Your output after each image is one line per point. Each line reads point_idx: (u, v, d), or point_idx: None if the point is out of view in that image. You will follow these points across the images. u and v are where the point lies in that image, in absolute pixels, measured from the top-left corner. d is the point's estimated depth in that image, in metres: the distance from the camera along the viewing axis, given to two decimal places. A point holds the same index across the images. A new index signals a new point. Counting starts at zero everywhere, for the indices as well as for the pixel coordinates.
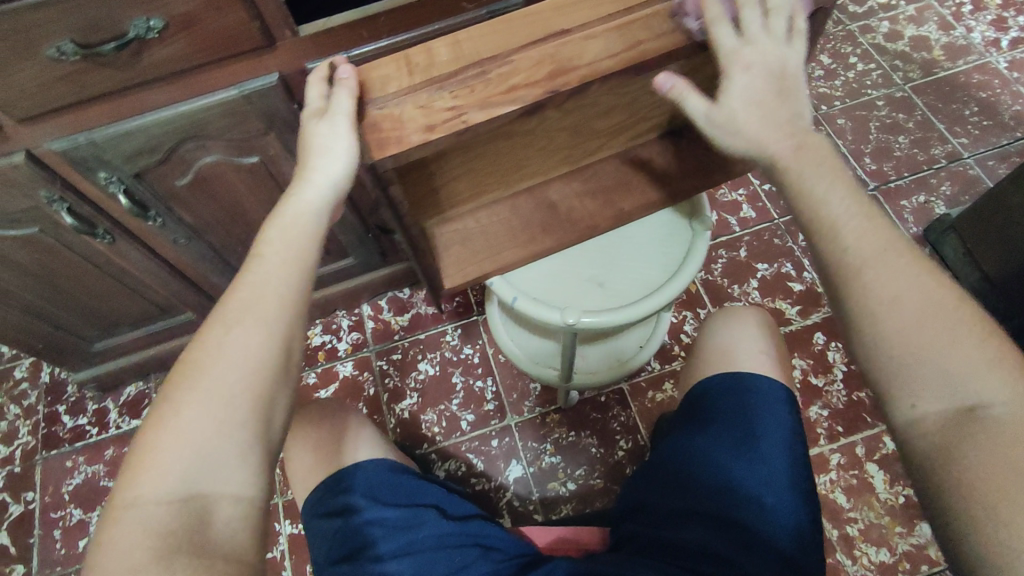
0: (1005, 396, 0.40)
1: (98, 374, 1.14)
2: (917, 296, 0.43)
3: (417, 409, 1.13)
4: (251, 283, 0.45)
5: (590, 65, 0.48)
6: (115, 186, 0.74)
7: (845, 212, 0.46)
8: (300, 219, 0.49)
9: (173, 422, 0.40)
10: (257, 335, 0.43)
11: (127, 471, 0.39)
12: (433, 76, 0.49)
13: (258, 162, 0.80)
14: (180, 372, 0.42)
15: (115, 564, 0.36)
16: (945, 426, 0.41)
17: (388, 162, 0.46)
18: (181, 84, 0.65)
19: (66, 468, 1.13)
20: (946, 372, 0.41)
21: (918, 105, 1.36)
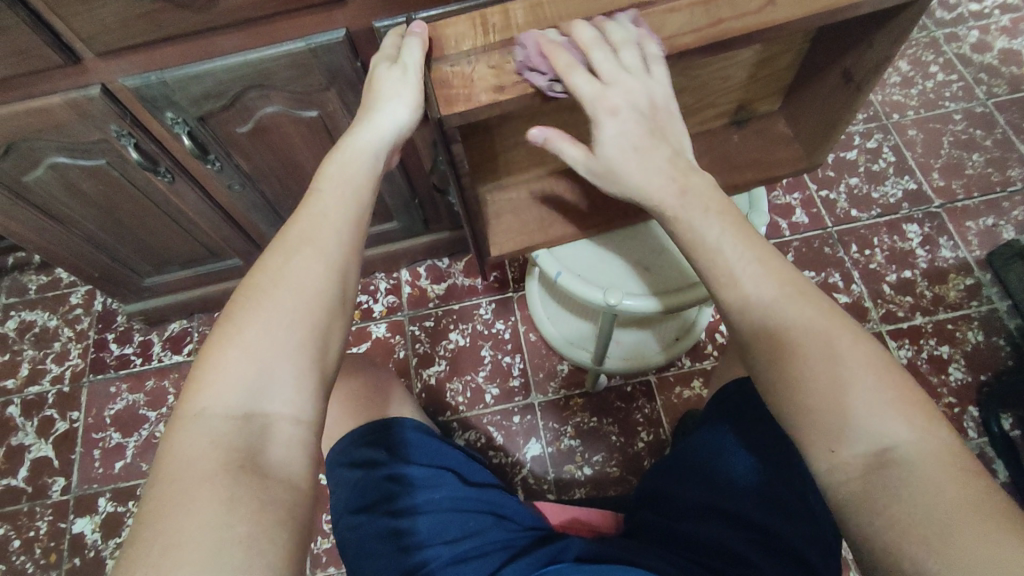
0: (909, 435, 0.39)
1: (146, 308, 1.19)
2: (804, 338, 0.43)
3: (444, 376, 1.15)
4: (313, 216, 0.46)
5: (669, 40, 0.49)
6: (180, 127, 0.76)
7: (739, 255, 0.46)
8: (358, 161, 0.50)
9: (236, 340, 0.41)
10: (317, 264, 0.44)
11: (191, 385, 0.41)
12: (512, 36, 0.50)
13: (317, 116, 0.81)
14: (243, 294, 0.43)
15: (180, 470, 0.37)
16: (862, 469, 0.39)
17: (455, 118, 0.47)
18: (252, 32, 0.66)
19: (109, 393, 1.19)
20: (865, 412, 0.40)
21: (999, 123, 1.28)
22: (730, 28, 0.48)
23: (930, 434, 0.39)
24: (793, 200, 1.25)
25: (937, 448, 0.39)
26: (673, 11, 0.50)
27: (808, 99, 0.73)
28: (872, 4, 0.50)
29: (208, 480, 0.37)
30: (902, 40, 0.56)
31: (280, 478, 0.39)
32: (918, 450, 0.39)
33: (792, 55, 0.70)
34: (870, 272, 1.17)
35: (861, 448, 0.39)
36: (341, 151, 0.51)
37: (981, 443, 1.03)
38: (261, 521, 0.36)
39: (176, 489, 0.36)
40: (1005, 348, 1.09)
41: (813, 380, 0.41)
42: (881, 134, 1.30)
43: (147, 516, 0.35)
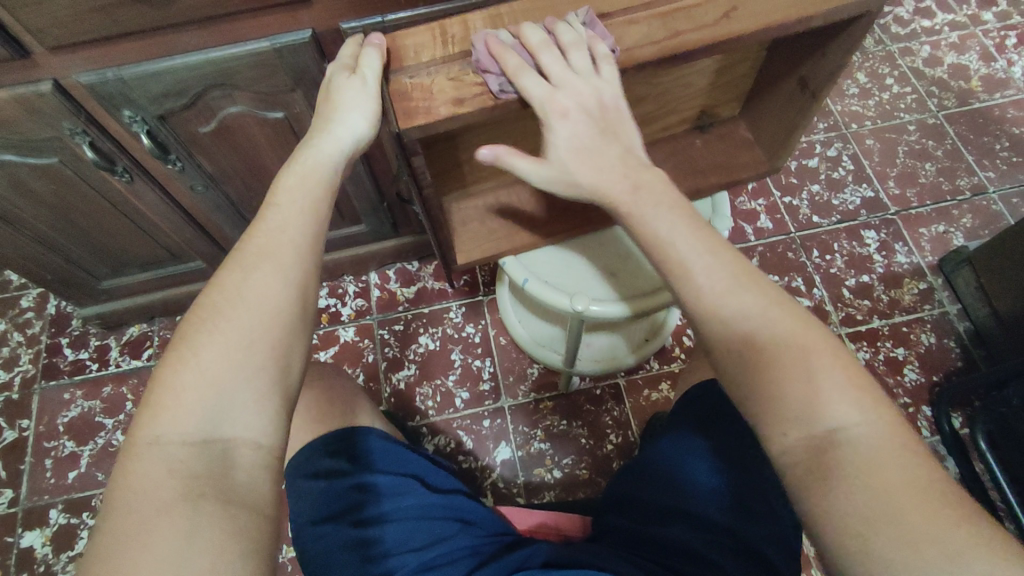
0: (858, 417, 0.40)
1: (104, 312, 1.15)
2: (764, 331, 0.43)
3: (414, 381, 1.14)
4: (269, 230, 0.45)
5: (625, 53, 0.50)
6: (138, 126, 0.74)
7: (692, 251, 0.46)
8: (318, 173, 0.49)
9: (190, 363, 0.40)
10: (274, 281, 0.43)
11: (145, 410, 0.39)
12: (470, 47, 0.51)
13: (283, 118, 0.80)
14: (197, 314, 0.42)
15: (139, 502, 0.36)
16: (813, 453, 0.40)
17: (417, 130, 0.48)
18: (214, 31, 0.65)
19: (63, 400, 1.15)
20: (810, 402, 0.41)
21: (949, 134, 1.34)
22: (688, 39, 0.50)
23: (873, 418, 0.40)
24: (758, 206, 1.28)
25: (886, 429, 0.39)
26: (632, 23, 0.51)
27: (767, 104, 0.75)
28: (831, 17, 0.51)
29: (167, 514, 0.36)
30: (851, 53, 0.58)
31: (247, 507, 0.38)
32: (868, 433, 0.39)
33: (750, 63, 0.72)
34: (831, 277, 1.21)
35: (809, 431, 0.40)
36: (299, 160, 0.50)
37: (934, 441, 1.07)
38: (225, 558, 0.36)
39: (135, 523, 0.36)
40: (956, 350, 1.14)
41: (797, 357, 0.42)
42: (841, 144, 1.34)
43: (103, 554, 0.35)
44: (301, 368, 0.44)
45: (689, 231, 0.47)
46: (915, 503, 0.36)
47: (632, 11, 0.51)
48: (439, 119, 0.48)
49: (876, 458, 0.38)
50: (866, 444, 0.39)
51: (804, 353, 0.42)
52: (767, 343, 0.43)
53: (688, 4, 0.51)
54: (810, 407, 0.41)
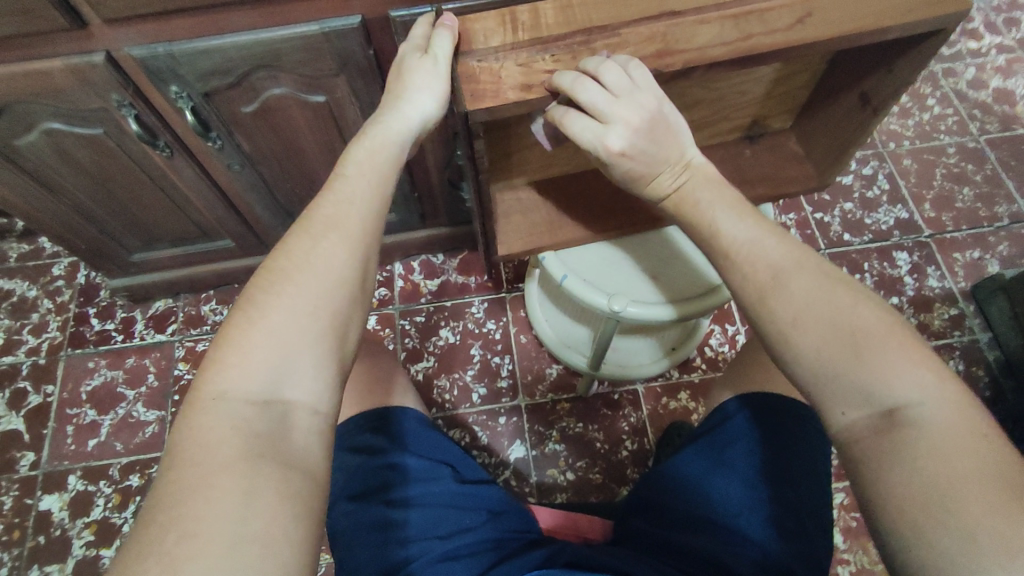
0: (924, 391, 0.40)
1: (132, 285, 1.16)
2: (822, 313, 0.44)
3: (432, 372, 1.14)
4: (338, 200, 0.46)
5: (698, 50, 0.49)
6: (183, 102, 0.75)
7: (744, 237, 0.48)
8: (385, 148, 0.50)
9: (257, 323, 0.40)
10: (343, 249, 0.44)
11: (209, 366, 0.40)
12: (541, 36, 0.51)
13: (324, 102, 0.80)
14: (265, 276, 0.42)
15: (202, 454, 0.37)
16: (872, 430, 0.41)
17: (482, 114, 0.47)
18: (266, 11, 0.65)
19: (87, 368, 1.16)
20: (867, 383, 0.41)
21: (989, 159, 1.31)
22: (762, 41, 0.49)
23: (944, 393, 0.40)
24: (788, 220, 1.27)
25: (953, 403, 0.40)
26: (704, 22, 0.50)
27: (821, 119, 0.75)
28: (898, 30, 0.51)
29: (229, 470, 0.36)
30: (920, 70, 0.57)
31: (303, 470, 0.39)
32: (933, 414, 0.39)
33: (809, 75, 0.71)
34: None
35: (871, 411, 0.41)
36: (367, 135, 0.51)
37: None
38: (281, 523, 0.36)
39: (197, 475, 0.36)
40: (985, 379, 1.12)
41: (855, 338, 0.42)
42: (877, 162, 1.32)
43: (162, 503, 0.34)
44: (357, 340, 0.45)
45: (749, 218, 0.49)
46: (967, 476, 0.36)
47: (705, 10, 0.51)
48: (507, 103, 0.47)
49: (935, 438, 0.38)
50: (926, 424, 0.39)
51: (881, 338, 0.42)
52: (818, 331, 0.43)
53: (759, 8, 0.51)
54: (880, 390, 0.41)
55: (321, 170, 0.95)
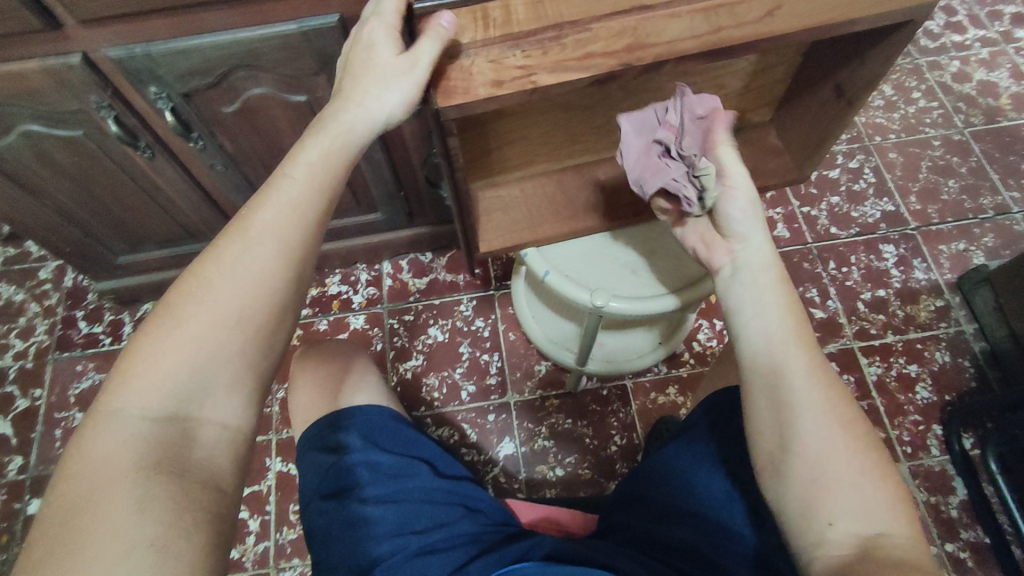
0: (895, 527, 0.45)
1: (119, 287, 1.16)
2: (826, 437, 0.47)
3: (421, 371, 1.14)
4: (274, 205, 0.45)
5: (669, 44, 0.50)
6: (163, 102, 0.75)
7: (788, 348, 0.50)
8: (337, 145, 0.48)
9: (167, 338, 0.41)
10: (267, 263, 0.43)
11: (116, 379, 0.41)
12: (512, 31, 0.51)
13: (305, 101, 0.80)
14: (182, 287, 0.42)
15: (100, 467, 0.38)
16: (854, 554, 0.43)
17: (454, 110, 0.49)
18: (242, 10, 0.65)
19: (75, 371, 1.16)
20: (859, 507, 0.45)
21: (974, 151, 1.32)
22: (730, 34, 0.50)
23: (904, 523, 0.45)
24: (775, 215, 1.27)
25: (914, 538, 0.44)
26: (675, 16, 0.51)
27: (798, 112, 0.75)
28: (867, 21, 0.52)
29: (122, 484, 0.38)
30: (891, 62, 0.58)
31: (203, 483, 0.40)
32: (908, 542, 0.44)
33: (785, 69, 0.72)
34: (846, 289, 1.19)
35: (855, 531, 0.44)
36: (323, 129, 0.49)
37: (944, 461, 1.05)
38: (174, 530, 0.37)
39: (88, 488, 0.37)
40: (970, 370, 1.12)
41: (841, 472, 0.46)
42: (863, 155, 1.33)
43: (54, 514, 0.37)
44: (281, 354, 0.45)
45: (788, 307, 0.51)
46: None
47: (675, 5, 0.51)
48: (478, 100, 0.49)
49: (904, 561, 0.42)
50: (908, 558, 0.43)
51: (855, 468, 0.46)
52: (816, 456, 0.46)
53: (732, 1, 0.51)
54: (861, 517, 0.45)
55: None
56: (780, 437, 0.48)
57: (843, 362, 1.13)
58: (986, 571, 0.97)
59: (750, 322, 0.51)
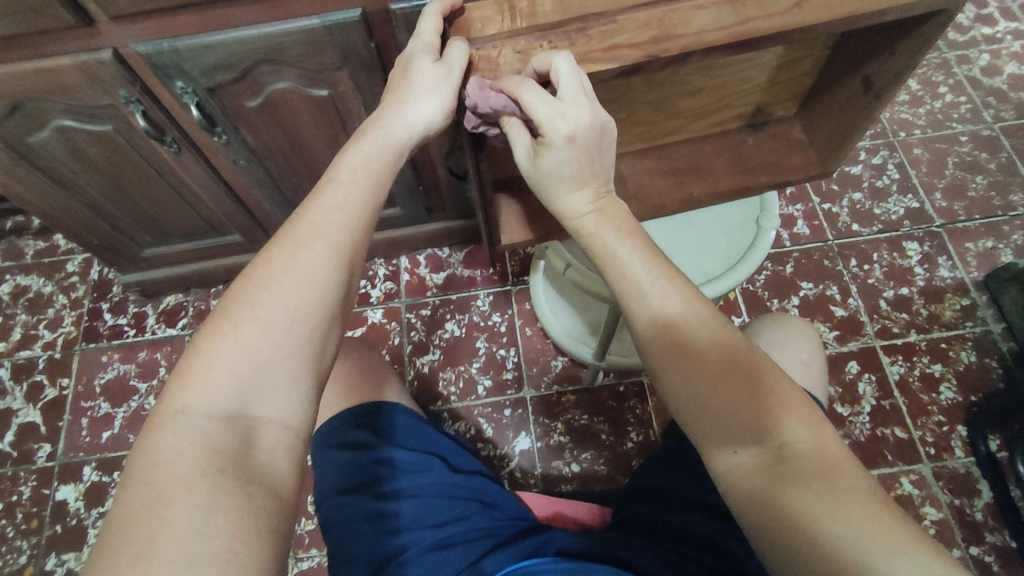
0: (802, 434, 0.45)
1: (143, 280, 1.18)
2: (706, 364, 0.48)
3: (438, 365, 1.15)
4: (326, 208, 0.48)
5: (696, 35, 0.50)
6: (189, 97, 0.76)
7: (651, 283, 0.51)
8: (381, 155, 0.52)
9: (229, 337, 0.42)
10: (325, 262, 0.46)
11: (177, 380, 0.41)
12: (539, 23, 0.51)
13: (328, 96, 0.81)
14: (240, 288, 0.44)
15: (165, 469, 0.38)
16: (758, 471, 0.44)
17: (478, 100, 0.49)
18: (268, 6, 0.66)
19: (101, 362, 1.19)
20: (757, 423, 0.46)
21: (1004, 147, 1.29)
22: (757, 26, 0.50)
23: (817, 432, 0.45)
24: (796, 211, 1.25)
25: (829, 445, 0.45)
26: (701, 7, 0.51)
27: (825, 105, 0.74)
28: (897, 12, 0.51)
29: (189, 482, 0.38)
30: (924, 52, 0.57)
31: (265, 485, 0.40)
32: (811, 446, 0.44)
33: (812, 60, 0.70)
34: (868, 287, 1.18)
35: (754, 451, 0.45)
36: (365, 138, 0.53)
37: (968, 463, 1.03)
38: (241, 533, 0.37)
39: (154, 489, 0.37)
40: (997, 370, 1.10)
41: (731, 400, 0.46)
42: (887, 151, 1.31)
43: (119, 517, 0.36)
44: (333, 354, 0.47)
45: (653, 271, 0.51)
46: (829, 492, 0.41)
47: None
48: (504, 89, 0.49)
49: (803, 466, 0.43)
50: (808, 457, 0.44)
51: (748, 394, 0.46)
52: (701, 398, 0.47)
53: None
54: (760, 435, 0.45)
55: (325, 165, 0.96)
56: (672, 390, 0.49)
57: (864, 361, 1.12)
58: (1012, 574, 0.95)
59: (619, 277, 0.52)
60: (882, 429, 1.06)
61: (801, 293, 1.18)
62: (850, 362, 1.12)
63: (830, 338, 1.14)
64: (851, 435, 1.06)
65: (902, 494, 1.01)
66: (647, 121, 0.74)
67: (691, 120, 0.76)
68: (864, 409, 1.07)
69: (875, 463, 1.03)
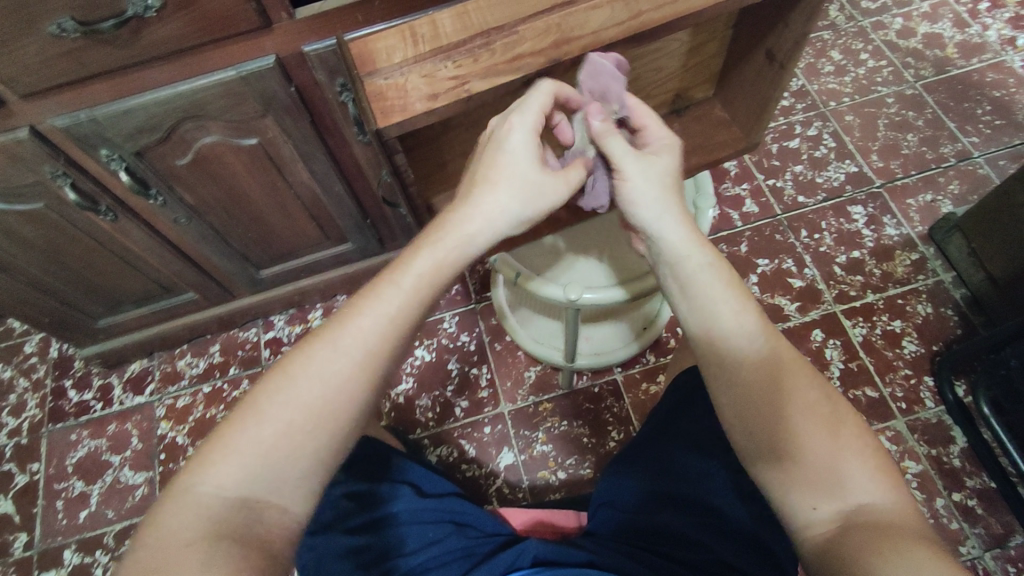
0: (877, 495, 0.46)
1: (103, 351, 1.16)
2: (808, 399, 0.49)
3: (412, 394, 1.14)
4: (364, 307, 0.48)
5: (593, 34, 0.53)
6: (116, 164, 0.76)
7: (731, 309, 0.52)
8: (441, 240, 0.51)
9: (246, 428, 0.44)
10: (347, 368, 0.46)
11: (201, 457, 0.44)
12: (442, 45, 0.53)
13: (257, 144, 0.82)
14: (274, 377, 0.46)
15: (171, 536, 0.42)
16: (837, 529, 0.45)
17: (395, 127, 0.50)
18: (183, 63, 0.67)
19: (70, 441, 1.16)
20: (839, 471, 0.47)
21: (929, 103, 1.34)
22: (648, 18, 0.53)
23: (890, 498, 0.46)
24: (742, 191, 1.28)
25: (903, 511, 0.45)
26: (596, 8, 0.54)
27: (736, 82, 0.77)
28: None
29: (188, 551, 0.41)
30: (815, 15, 0.59)
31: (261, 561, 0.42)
32: (883, 504, 0.46)
33: (718, 43, 0.73)
34: (821, 255, 1.20)
35: (836, 507, 0.46)
36: (432, 227, 0.52)
37: (939, 412, 1.05)
38: None
39: (159, 556, 0.41)
40: (953, 319, 1.13)
41: (821, 452, 0.47)
42: (820, 122, 1.34)
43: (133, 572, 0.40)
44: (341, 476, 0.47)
45: (733, 293, 0.53)
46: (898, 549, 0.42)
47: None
48: (416, 114, 0.50)
49: (884, 526, 0.44)
50: (890, 517, 0.45)
51: (831, 442, 0.48)
52: (800, 434, 0.48)
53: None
54: (844, 487, 0.46)
55: (268, 211, 0.96)
56: (753, 433, 0.50)
57: (827, 328, 1.14)
58: (996, 514, 0.98)
59: (698, 306, 0.53)
60: (854, 392, 1.08)
61: (758, 270, 1.20)
62: (815, 330, 1.14)
63: (792, 310, 1.16)
64: None
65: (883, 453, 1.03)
66: None
67: None
68: (833, 374, 1.09)
69: None
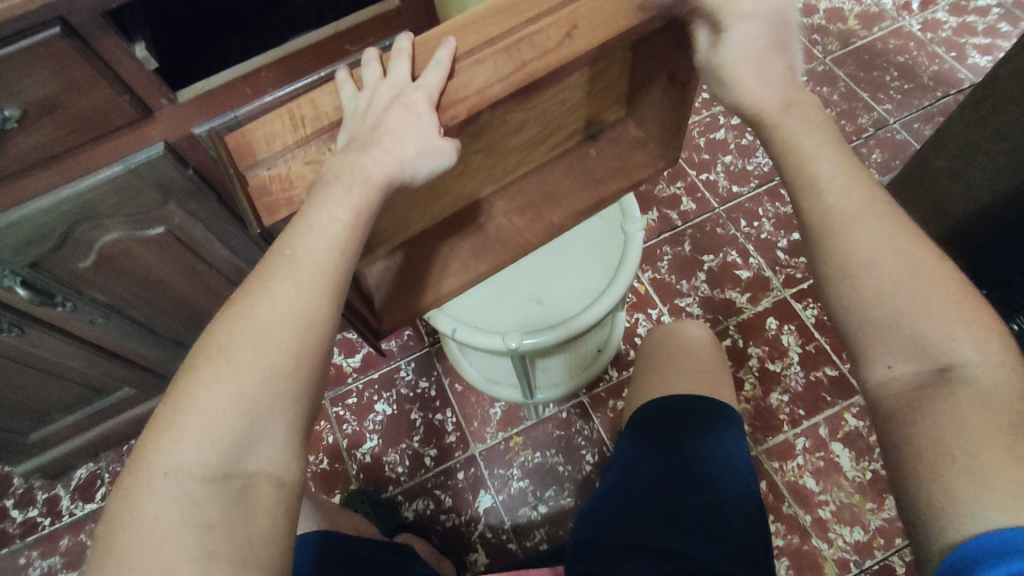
0: (976, 357, 0.39)
1: (42, 464, 1.08)
2: (892, 255, 0.41)
3: (379, 450, 1.10)
4: (247, 321, 0.43)
5: (477, 94, 0.46)
6: (10, 280, 0.70)
7: (831, 168, 0.44)
8: (320, 232, 0.45)
9: (155, 489, 0.39)
10: (248, 387, 0.41)
11: (114, 541, 0.38)
12: (324, 125, 0.48)
13: (164, 231, 0.77)
14: (161, 430, 0.40)
15: None
16: (917, 391, 0.40)
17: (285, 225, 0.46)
18: (61, 167, 0.62)
19: (20, 565, 1.08)
20: (930, 331, 0.40)
21: (841, 77, 1.37)
22: (536, 68, 0.45)
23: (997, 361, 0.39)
24: (678, 189, 1.28)
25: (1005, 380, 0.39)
26: (479, 62, 0.46)
27: (650, 100, 0.72)
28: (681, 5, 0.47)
29: None
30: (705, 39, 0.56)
31: None
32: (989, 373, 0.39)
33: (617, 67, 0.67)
34: (763, 242, 1.22)
35: (923, 368, 0.40)
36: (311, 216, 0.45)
37: None
38: None
39: None
40: None
41: (906, 308, 0.40)
42: None
43: None
44: (299, 481, 0.43)
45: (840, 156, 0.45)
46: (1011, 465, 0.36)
47: (477, 50, 0.47)
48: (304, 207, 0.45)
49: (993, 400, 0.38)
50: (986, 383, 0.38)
51: (922, 312, 0.40)
52: (880, 291, 0.41)
53: (532, 29, 0.46)
54: (930, 346, 0.40)
55: (192, 293, 0.92)
56: (830, 269, 0.43)
57: (779, 314, 1.16)
58: None
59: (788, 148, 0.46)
60: (814, 373, 1.10)
61: (704, 267, 1.21)
62: (768, 318, 1.15)
63: (743, 302, 1.17)
64: (789, 389, 1.09)
65: (849, 430, 1.05)
66: (485, 168, 0.69)
67: (530, 151, 0.71)
68: (794, 359, 1.12)
69: (818, 408, 1.08)
